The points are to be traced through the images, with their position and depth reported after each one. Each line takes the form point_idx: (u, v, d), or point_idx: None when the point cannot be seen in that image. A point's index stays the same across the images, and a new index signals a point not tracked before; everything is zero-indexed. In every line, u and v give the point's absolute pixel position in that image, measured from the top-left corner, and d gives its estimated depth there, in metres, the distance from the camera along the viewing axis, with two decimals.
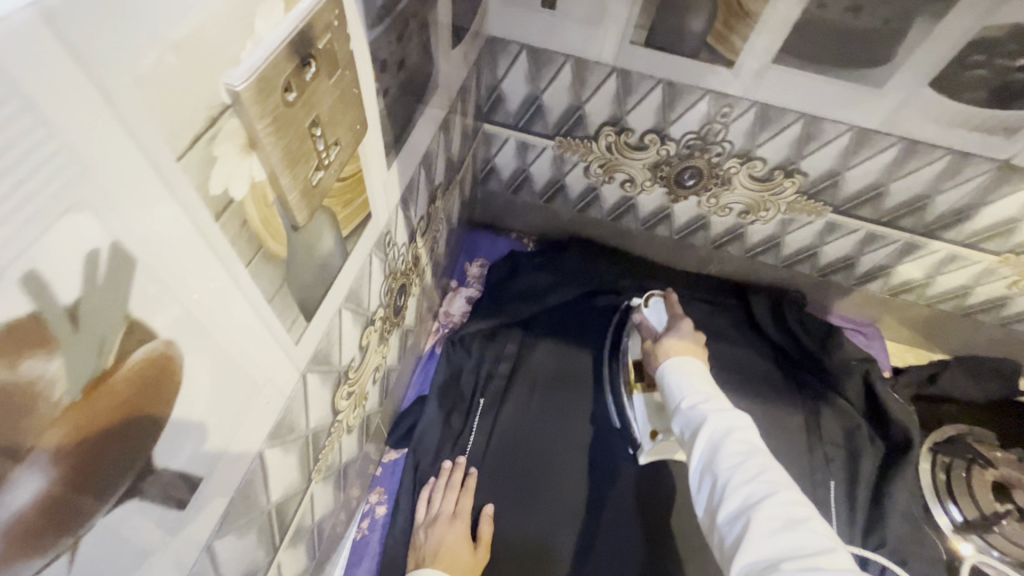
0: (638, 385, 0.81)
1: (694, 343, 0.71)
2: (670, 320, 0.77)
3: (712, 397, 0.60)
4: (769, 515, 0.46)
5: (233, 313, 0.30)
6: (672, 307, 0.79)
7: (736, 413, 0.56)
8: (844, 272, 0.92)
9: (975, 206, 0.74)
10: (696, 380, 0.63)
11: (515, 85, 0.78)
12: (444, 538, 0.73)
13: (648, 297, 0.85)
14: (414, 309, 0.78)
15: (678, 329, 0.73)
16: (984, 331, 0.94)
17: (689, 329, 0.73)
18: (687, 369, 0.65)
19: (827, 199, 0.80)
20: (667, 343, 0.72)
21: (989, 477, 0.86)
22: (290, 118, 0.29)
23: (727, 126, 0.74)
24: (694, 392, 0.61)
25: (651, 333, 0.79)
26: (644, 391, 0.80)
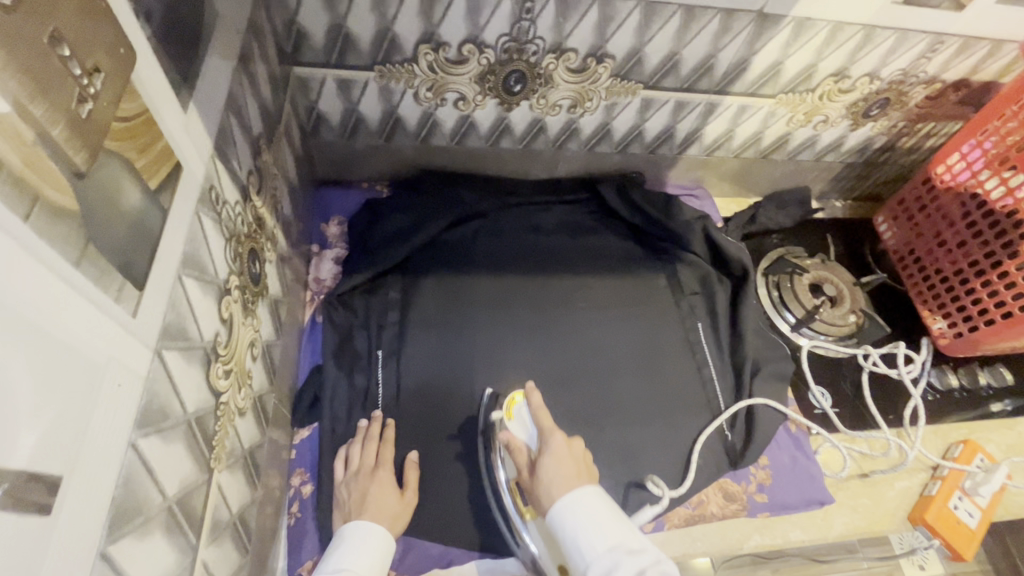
0: (528, 510, 0.74)
1: (573, 457, 0.70)
2: (541, 438, 0.73)
3: (618, 554, 0.60)
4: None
5: (31, 279, 0.26)
6: (538, 413, 0.75)
7: (647, 571, 0.58)
8: (668, 143, 1.04)
9: (749, 57, 0.87)
10: (595, 526, 0.63)
11: (313, 15, 0.72)
12: (369, 490, 0.73)
13: (509, 407, 0.79)
14: (277, 279, 0.72)
15: (552, 447, 0.71)
16: (780, 167, 1.13)
17: (562, 445, 0.71)
18: (580, 512, 0.64)
19: (637, 78, 0.88)
20: (547, 469, 0.69)
21: (805, 280, 1.07)
22: (16, 30, 0.24)
23: (534, 22, 0.77)
24: (595, 552, 0.61)
25: (526, 458, 0.74)
26: (536, 517, 0.73)
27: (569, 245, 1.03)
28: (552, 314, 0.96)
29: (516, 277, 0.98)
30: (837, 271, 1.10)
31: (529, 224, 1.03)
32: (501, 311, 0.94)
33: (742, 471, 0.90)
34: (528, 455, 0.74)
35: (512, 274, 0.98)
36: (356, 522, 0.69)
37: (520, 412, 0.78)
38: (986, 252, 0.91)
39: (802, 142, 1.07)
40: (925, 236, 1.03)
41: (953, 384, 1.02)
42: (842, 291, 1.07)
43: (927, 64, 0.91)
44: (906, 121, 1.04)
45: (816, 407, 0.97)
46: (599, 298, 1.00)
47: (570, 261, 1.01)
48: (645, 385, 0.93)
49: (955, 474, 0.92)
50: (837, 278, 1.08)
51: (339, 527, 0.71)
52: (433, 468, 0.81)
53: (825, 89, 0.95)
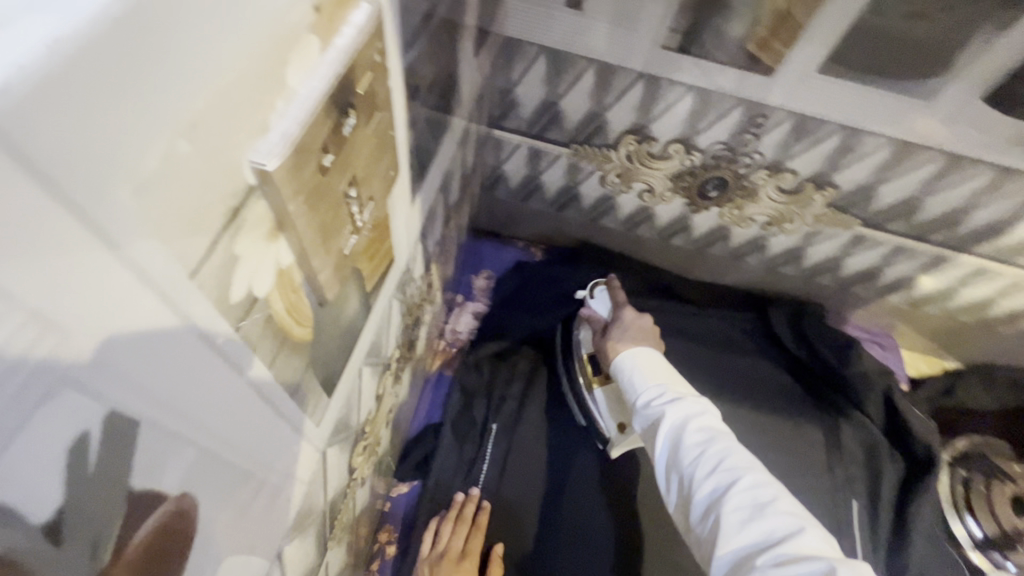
0: (595, 379, 0.73)
1: (645, 333, 0.68)
2: (616, 310, 0.72)
3: (666, 385, 0.59)
4: (736, 505, 0.47)
5: (252, 422, 0.24)
6: (616, 293, 0.75)
7: (691, 401, 0.56)
8: (866, 283, 0.90)
9: (1012, 222, 0.71)
10: (651, 368, 0.62)
11: (531, 89, 0.72)
12: None
13: (591, 289, 0.79)
14: (424, 335, 0.72)
15: (623, 321, 0.70)
16: (1002, 342, 0.93)
17: (634, 321, 0.69)
18: (640, 359, 0.63)
19: (857, 213, 0.76)
20: (615, 337, 0.68)
21: (1007, 492, 0.85)
22: (327, 187, 0.23)
23: (759, 137, 0.69)
24: (646, 385, 0.60)
25: (600, 325, 0.73)
26: (603, 386, 0.73)
27: (719, 364, 0.92)
28: None
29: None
30: None
31: (679, 328, 0.94)
32: None
33: None
34: (603, 324, 0.73)
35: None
36: None
37: (600, 293, 0.77)
38: None
39: None
40: None
41: None
42: None
43: None
44: None
45: None
46: (740, 434, 0.87)
47: (716, 382, 0.90)
48: None
49: None
50: None
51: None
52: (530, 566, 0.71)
53: None
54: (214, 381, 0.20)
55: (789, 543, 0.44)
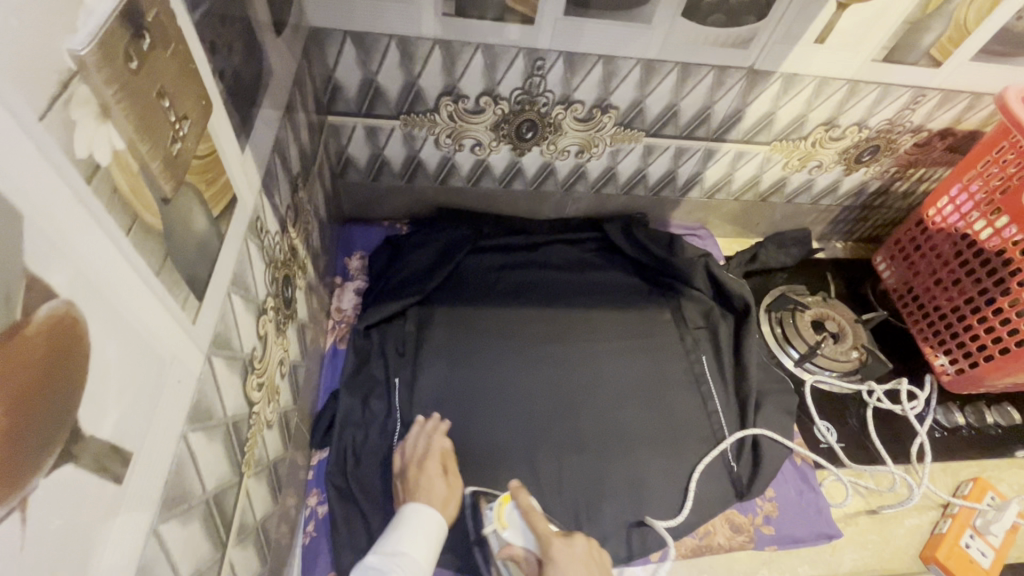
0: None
1: (580, 561, 0.70)
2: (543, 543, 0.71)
3: None
4: None
5: (128, 286, 0.32)
6: (532, 517, 0.73)
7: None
8: (670, 186, 1.10)
9: (743, 108, 0.94)
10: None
11: (349, 71, 0.82)
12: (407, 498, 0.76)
13: (498, 513, 0.75)
14: (305, 305, 0.78)
15: (556, 562, 0.69)
16: (779, 209, 1.19)
17: (564, 550, 0.70)
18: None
19: (639, 126, 0.96)
20: (557, 572, 0.68)
21: (807, 317, 1.10)
22: (138, 87, 0.31)
23: (545, 77, 0.85)
24: None
25: (532, 558, 0.73)
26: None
27: (577, 279, 1.09)
28: (557, 346, 1.00)
29: (528, 316, 1.02)
30: (838, 309, 1.13)
31: (539, 261, 1.09)
32: (510, 339, 0.99)
33: (748, 503, 0.91)
34: (531, 559, 0.73)
35: (523, 309, 1.03)
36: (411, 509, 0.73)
37: (511, 519, 0.74)
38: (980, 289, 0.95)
39: (799, 185, 1.13)
40: (921, 274, 1.07)
41: (959, 422, 1.02)
42: (844, 329, 1.09)
43: (912, 115, 0.98)
44: (897, 166, 1.10)
45: (823, 441, 0.98)
46: (604, 330, 1.04)
47: (575, 294, 1.06)
48: (648, 418, 0.96)
49: (965, 511, 0.91)
50: (838, 316, 1.11)
51: (402, 508, 0.73)
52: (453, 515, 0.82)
53: (816, 138, 1.02)
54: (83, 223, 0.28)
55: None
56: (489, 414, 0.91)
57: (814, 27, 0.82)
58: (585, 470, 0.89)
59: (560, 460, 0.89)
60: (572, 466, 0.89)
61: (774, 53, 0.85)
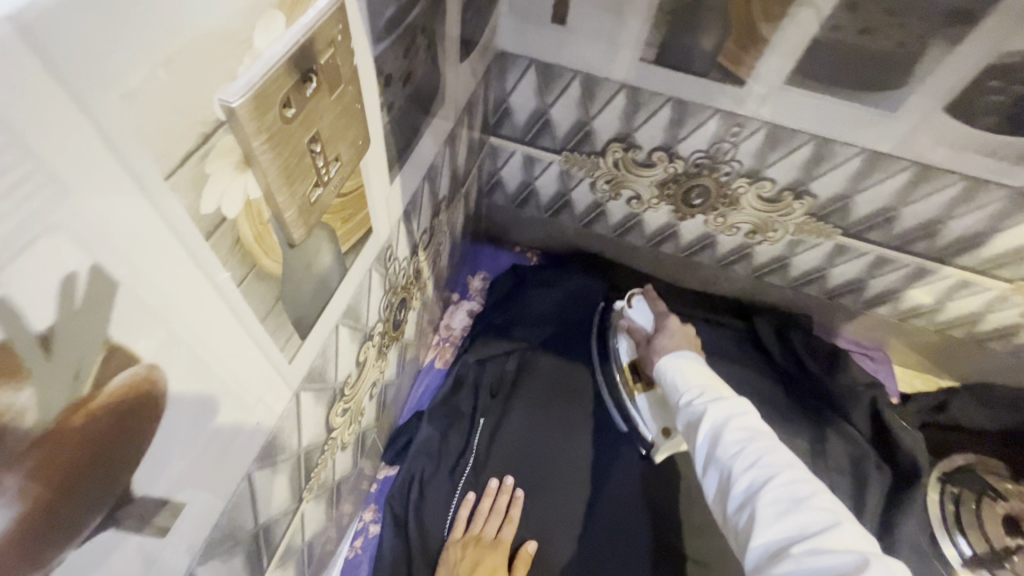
0: (638, 386, 0.80)
1: (684, 339, 0.73)
2: (657, 323, 0.78)
3: (707, 388, 0.62)
4: (772, 498, 0.49)
5: (213, 331, 0.28)
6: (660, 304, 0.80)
7: (731, 402, 0.58)
8: (852, 295, 0.91)
9: (990, 233, 0.73)
10: (690, 373, 0.65)
11: (523, 98, 0.78)
12: (481, 561, 0.72)
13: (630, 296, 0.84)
14: (414, 323, 0.76)
15: (667, 328, 0.75)
16: (996, 360, 0.92)
17: (677, 327, 0.75)
18: (682, 365, 0.66)
19: (837, 222, 0.79)
20: (660, 344, 0.73)
21: (998, 510, 0.85)
22: (289, 136, 0.28)
23: (736, 146, 0.73)
24: (687, 387, 0.63)
25: (644, 336, 0.79)
26: (645, 390, 0.80)
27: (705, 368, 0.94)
28: None
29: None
30: None
31: None
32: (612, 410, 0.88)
33: None
34: (646, 334, 0.79)
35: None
36: None
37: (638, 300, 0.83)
38: None
39: None
40: None
41: None
42: None
43: None
44: None
45: None
46: None
47: None
48: None
49: None
50: None
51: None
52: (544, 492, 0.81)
53: None
54: (174, 267, 0.24)
55: (840, 553, 0.43)
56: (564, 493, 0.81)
57: None
58: None
59: None
60: None
61: None
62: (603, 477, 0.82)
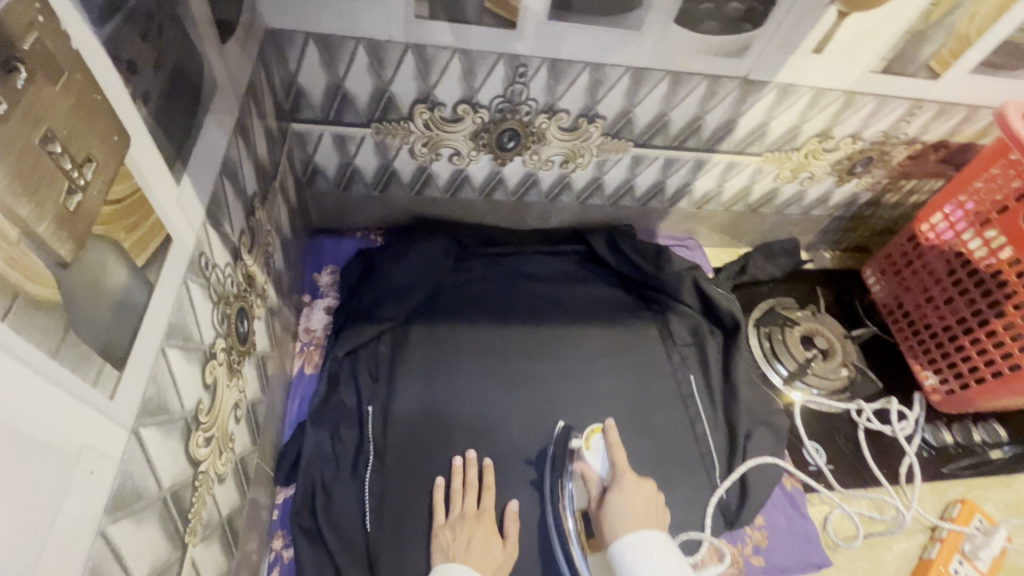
0: (589, 542, 0.75)
1: (645, 498, 0.73)
2: (614, 475, 0.76)
3: None
4: None
5: None
6: (613, 450, 0.78)
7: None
8: (658, 197, 1.06)
9: (736, 119, 0.89)
10: (656, 564, 0.63)
11: (312, 76, 0.75)
12: (475, 536, 0.74)
13: (588, 436, 0.82)
14: (265, 333, 0.71)
15: (620, 487, 0.74)
16: (769, 220, 1.15)
17: (632, 488, 0.73)
18: (643, 549, 0.64)
19: (627, 136, 0.91)
20: (616, 502, 0.72)
21: (797, 333, 1.07)
22: (10, 136, 0.24)
23: (527, 85, 0.80)
24: None
25: (600, 487, 0.78)
26: (593, 550, 0.75)
27: (560, 294, 1.04)
28: (540, 365, 0.95)
29: (506, 336, 0.97)
30: (828, 323, 1.10)
31: (521, 273, 1.04)
32: (490, 357, 0.94)
33: (737, 532, 0.90)
34: (601, 486, 0.78)
35: (502, 328, 0.97)
36: (463, 567, 0.70)
37: (596, 442, 0.81)
38: (974, 311, 0.92)
39: (790, 196, 1.10)
40: (914, 291, 1.04)
41: (948, 440, 1.00)
42: (834, 346, 1.07)
43: (907, 127, 0.95)
44: (889, 178, 1.07)
45: (811, 464, 0.97)
46: (585, 349, 0.99)
47: (559, 309, 1.02)
48: (636, 448, 0.92)
49: (953, 536, 0.90)
50: (828, 331, 1.08)
51: (442, 565, 0.70)
52: (437, 455, 0.83)
53: (809, 149, 0.98)
54: None
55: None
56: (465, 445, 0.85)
57: (813, 36, 0.77)
58: None
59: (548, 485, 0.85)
60: None
61: (770, 62, 0.80)
62: (496, 423, 0.88)
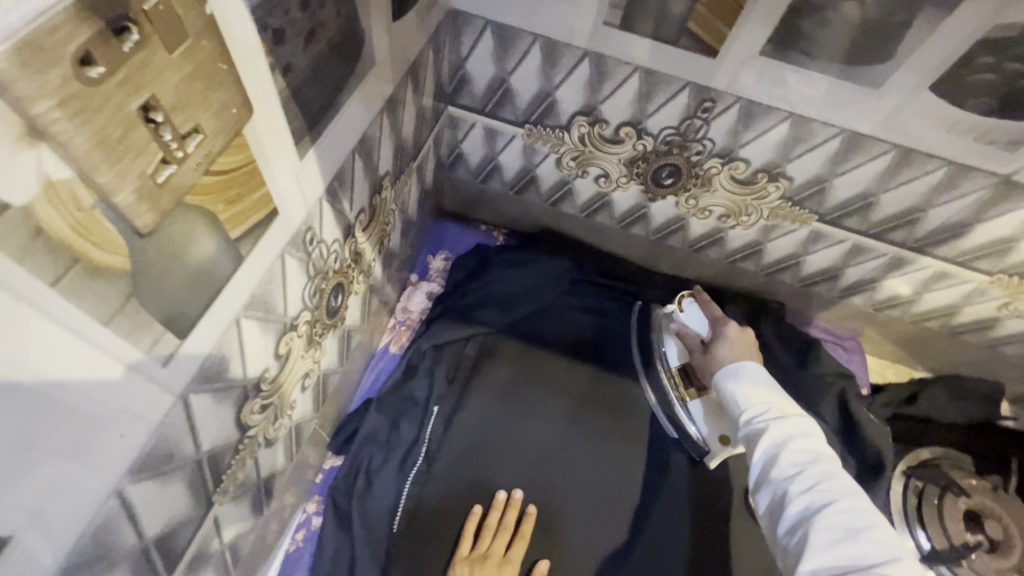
0: (690, 392, 0.76)
1: (745, 345, 0.68)
2: (714, 325, 0.74)
3: (770, 403, 0.59)
4: (829, 524, 0.47)
5: None
6: (710, 307, 0.77)
7: (795, 422, 0.56)
8: (827, 283, 0.87)
9: (972, 223, 0.68)
10: (756, 379, 0.62)
11: (481, 65, 0.71)
12: None
13: (680, 300, 0.81)
14: (360, 308, 0.71)
15: (726, 335, 0.70)
16: (970, 352, 0.90)
17: (738, 334, 0.70)
18: (740, 375, 0.63)
19: (813, 207, 0.74)
20: (723, 355, 0.68)
21: (959, 505, 0.84)
22: (101, 101, 0.23)
23: (708, 123, 0.68)
24: (747, 399, 0.61)
25: (698, 341, 0.75)
26: (697, 397, 0.75)
27: None
28: (626, 425, 0.84)
29: (599, 379, 0.88)
30: (1013, 508, 0.83)
31: (636, 317, 0.93)
32: (575, 398, 0.86)
33: None
34: (699, 340, 0.76)
35: (597, 369, 0.88)
36: None
37: (690, 306, 0.79)
38: None
39: (1013, 334, 0.84)
40: None
41: None
42: (1012, 540, 0.81)
43: None
44: None
45: None
46: None
47: None
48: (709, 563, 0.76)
49: None
50: (1009, 520, 0.82)
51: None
52: (488, 483, 0.78)
53: None
54: None
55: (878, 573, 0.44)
56: (516, 480, 0.79)
57: None
58: None
59: (588, 560, 0.75)
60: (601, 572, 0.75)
61: None
62: (557, 471, 0.80)
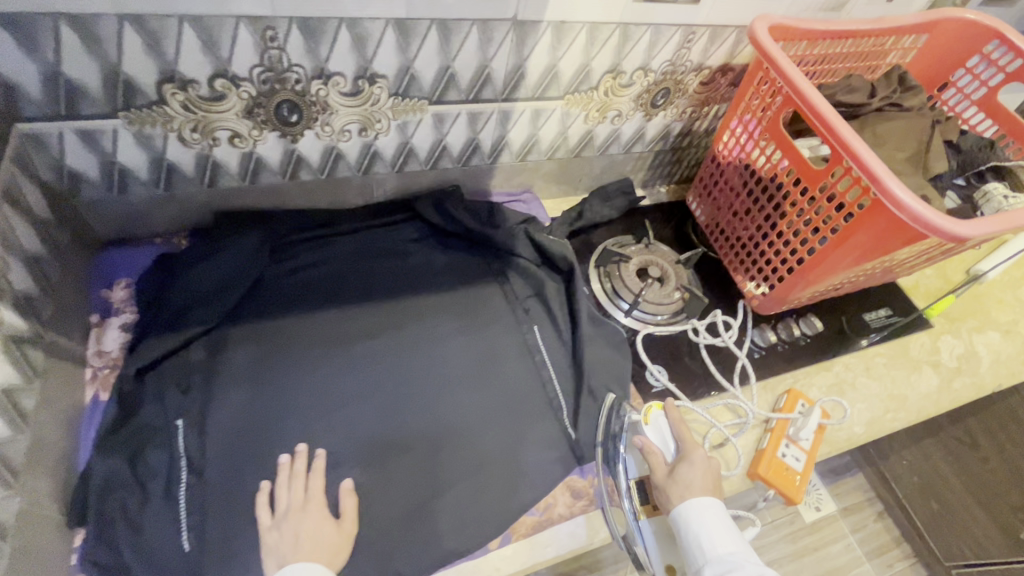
0: (645, 508, 0.84)
1: (705, 466, 0.81)
2: (681, 446, 0.84)
3: (738, 559, 0.72)
4: None
5: None
6: (678, 426, 0.86)
7: None
8: (477, 153, 1.05)
9: (521, 63, 0.89)
10: (720, 530, 0.74)
11: (16, 65, 0.65)
12: (302, 528, 0.71)
13: (648, 412, 0.89)
14: (7, 364, 0.62)
15: (692, 456, 0.82)
16: (596, 162, 1.18)
17: (703, 459, 0.82)
18: (708, 519, 0.76)
19: (418, 94, 0.88)
20: (691, 473, 0.79)
21: (631, 267, 1.11)
22: None
23: (284, 50, 0.74)
24: (717, 551, 0.73)
25: (664, 460, 0.84)
26: (649, 515, 0.83)
27: (395, 268, 1.01)
28: (379, 341, 0.92)
29: (357, 316, 0.94)
30: (659, 253, 1.15)
31: (352, 251, 1.00)
32: (327, 341, 0.90)
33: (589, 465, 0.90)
34: (663, 459, 0.84)
35: (351, 306, 0.95)
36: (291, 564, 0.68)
37: (656, 419, 0.88)
38: (763, 217, 1.01)
39: (606, 137, 1.13)
40: (722, 209, 1.13)
41: (773, 339, 1.10)
42: (666, 271, 1.13)
43: (688, 54, 1.00)
44: (692, 106, 1.13)
45: (655, 384, 1.00)
46: (427, 313, 0.97)
47: (398, 282, 0.99)
48: (485, 398, 0.91)
49: (780, 424, 0.97)
50: (660, 260, 1.14)
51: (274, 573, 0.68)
52: (266, 452, 0.79)
53: (607, 87, 1.00)
54: None
55: None
56: (307, 432, 0.82)
57: None
58: (418, 481, 0.82)
59: (383, 464, 0.82)
60: (402, 471, 0.82)
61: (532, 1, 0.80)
62: (332, 409, 0.85)
